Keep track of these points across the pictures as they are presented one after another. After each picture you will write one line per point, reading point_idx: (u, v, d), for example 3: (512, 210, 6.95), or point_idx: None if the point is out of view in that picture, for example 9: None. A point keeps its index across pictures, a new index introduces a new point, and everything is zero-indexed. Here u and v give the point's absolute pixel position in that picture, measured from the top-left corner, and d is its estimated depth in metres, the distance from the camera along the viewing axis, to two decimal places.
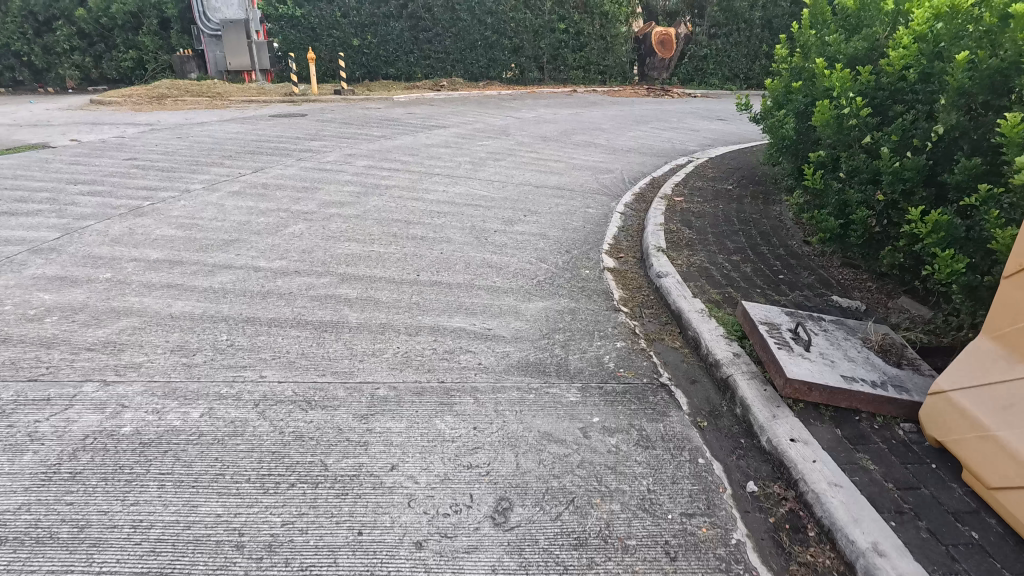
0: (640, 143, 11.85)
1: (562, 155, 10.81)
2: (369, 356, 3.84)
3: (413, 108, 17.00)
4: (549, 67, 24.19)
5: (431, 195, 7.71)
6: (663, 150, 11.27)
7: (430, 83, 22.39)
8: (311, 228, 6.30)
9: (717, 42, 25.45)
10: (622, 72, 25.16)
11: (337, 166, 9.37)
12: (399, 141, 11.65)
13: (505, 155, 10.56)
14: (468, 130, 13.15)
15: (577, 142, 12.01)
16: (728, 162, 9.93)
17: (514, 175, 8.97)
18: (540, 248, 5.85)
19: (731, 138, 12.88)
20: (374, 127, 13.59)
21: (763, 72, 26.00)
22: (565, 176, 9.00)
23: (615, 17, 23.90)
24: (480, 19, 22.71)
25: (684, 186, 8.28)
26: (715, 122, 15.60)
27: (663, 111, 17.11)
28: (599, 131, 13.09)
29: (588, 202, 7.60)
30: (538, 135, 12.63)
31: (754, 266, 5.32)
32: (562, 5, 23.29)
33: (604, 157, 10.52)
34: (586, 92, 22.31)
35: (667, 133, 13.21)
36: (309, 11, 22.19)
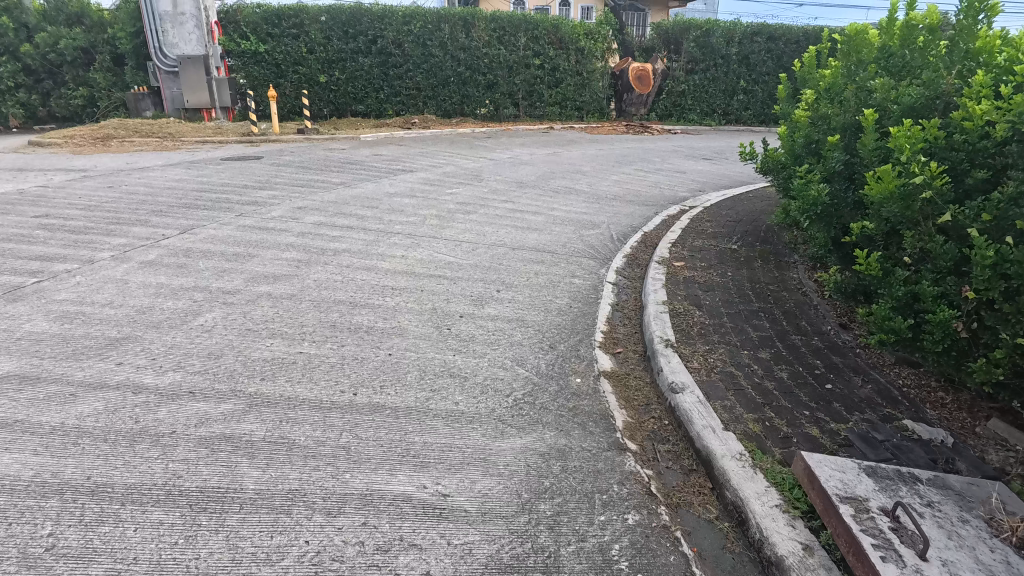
0: (625, 189, 10.84)
1: (540, 204, 9.71)
2: (256, 567, 2.52)
3: (379, 149, 15.92)
4: (524, 103, 23.43)
5: (386, 263, 6.48)
6: (651, 197, 10.25)
7: (401, 120, 21.44)
8: (229, 316, 5.01)
9: (694, 78, 24.92)
10: (599, 108, 24.55)
11: (282, 223, 8.12)
12: (359, 190, 10.44)
13: (477, 205, 9.42)
14: (437, 175, 12.05)
15: (556, 187, 10.97)
16: (727, 212, 8.90)
17: (485, 233, 7.79)
18: (518, 343, 4.63)
19: (722, 182, 11.95)
20: (334, 171, 12.40)
21: (741, 107, 25.54)
22: (544, 233, 7.86)
23: (591, 53, 23.58)
24: (453, 55, 21.94)
25: (684, 245, 7.21)
26: (700, 162, 14.75)
27: (645, 151, 16.26)
28: (579, 175, 12.07)
29: (572, 269, 6.44)
30: (514, 181, 11.56)
31: (790, 369, 4.18)
32: (537, 41, 22.75)
33: (587, 207, 9.45)
34: (563, 129, 21.53)
35: (653, 177, 12.25)
36: (274, 47, 20.93)
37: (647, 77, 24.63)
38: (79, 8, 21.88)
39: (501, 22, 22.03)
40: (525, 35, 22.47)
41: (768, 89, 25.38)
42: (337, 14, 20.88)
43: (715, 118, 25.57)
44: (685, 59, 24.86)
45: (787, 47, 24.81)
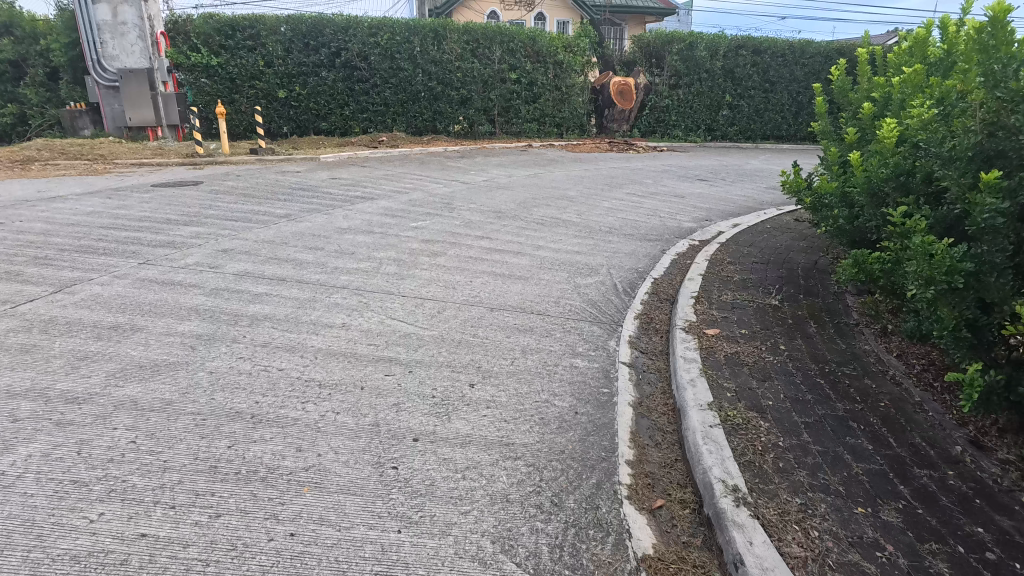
0: (621, 220, 9.27)
1: (524, 240, 8.09)
2: None
3: (339, 172, 14.21)
4: (500, 119, 21.97)
5: (318, 338, 4.74)
6: (653, 230, 8.70)
7: (368, 138, 19.77)
8: (51, 455, 3.22)
9: (679, 93, 23.68)
10: (579, 124, 23.20)
11: (196, 273, 6.34)
12: (306, 224, 8.71)
13: (447, 243, 7.75)
14: (401, 203, 10.36)
15: (539, 218, 9.37)
16: (749, 249, 7.39)
17: (456, 286, 6.11)
18: (504, 498, 2.96)
19: (727, 209, 10.49)
20: (281, 200, 10.63)
21: (727, 123, 24.39)
22: (530, 284, 6.21)
23: (571, 67, 22.20)
24: (423, 70, 20.34)
25: (711, 300, 5.62)
26: (695, 184, 13.32)
27: (633, 171, 14.84)
28: (565, 202, 10.50)
29: (572, 343, 4.79)
30: (491, 210, 9.91)
31: (947, 553, 2.58)
32: (514, 55, 21.31)
33: (580, 245, 7.83)
34: (542, 148, 20.05)
35: (649, 203, 10.73)
36: (227, 59, 19.12)
37: (629, 92, 23.28)
38: (8, 18, 19.82)
39: (474, 34, 20.58)
40: (501, 47, 21.04)
41: (754, 104, 24.31)
42: (297, 25, 19.17)
43: (700, 134, 24.37)
44: (669, 73, 23.64)
45: (773, 61, 23.81)
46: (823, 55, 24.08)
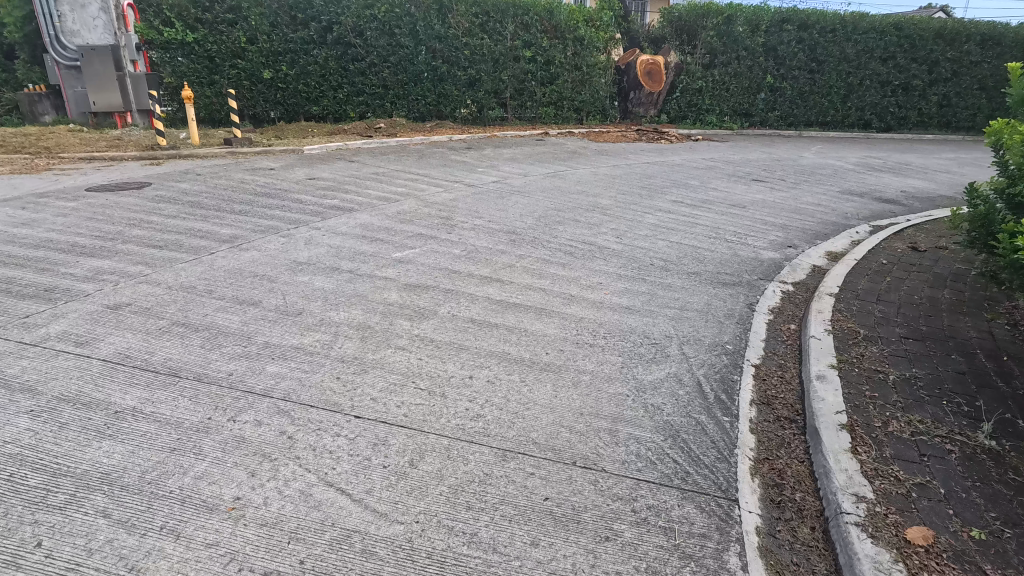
0: (677, 249, 6.91)
1: (548, 282, 5.79)
2: None
3: (321, 169, 11.92)
4: (513, 104, 19.44)
5: (173, 558, 2.48)
6: (723, 265, 6.36)
7: (363, 125, 17.39)
8: None
9: (714, 73, 20.91)
10: (601, 108, 20.54)
11: (48, 359, 4.11)
12: (253, 255, 6.44)
13: (441, 289, 5.49)
14: (388, 218, 8.08)
15: (567, 242, 7.05)
16: (881, 309, 5.06)
17: (446, 387, 3.83)
18: None
19: (807, 228, 8.10)
20: (237, 212, 8.35)
21: (766, 108, 21.64)
22: (565, 384, 3.90)
23: (592, 43, 19.51)
24: (426, 47, 17.78)
25: (875, 435, 3.33)
26: (752, 187, 10.88)
27: (672, 168, 12.42)
28: (598, 218, 8.14)
29: (655, 568, 2.50)
30: (503, 228, 7.60)
31: None
32: (528, 29, 18.68)
33: (628, 294, 5.50)
34: (560, 137, 17.55)
35: (706, 219, 8.34)
36: (205, 35, 16.75)
37: (658, 73, 20.45)
38: None
39: (484, 6, 17.97)
40: (513, 21, 18.39)
41: (798, 86, 21.53)
42: None
43: (736, 120, 21.67)
44: (703, 51, 20.88)
45: (821, 37, 20.99)
46: (877, 30, 21.20)
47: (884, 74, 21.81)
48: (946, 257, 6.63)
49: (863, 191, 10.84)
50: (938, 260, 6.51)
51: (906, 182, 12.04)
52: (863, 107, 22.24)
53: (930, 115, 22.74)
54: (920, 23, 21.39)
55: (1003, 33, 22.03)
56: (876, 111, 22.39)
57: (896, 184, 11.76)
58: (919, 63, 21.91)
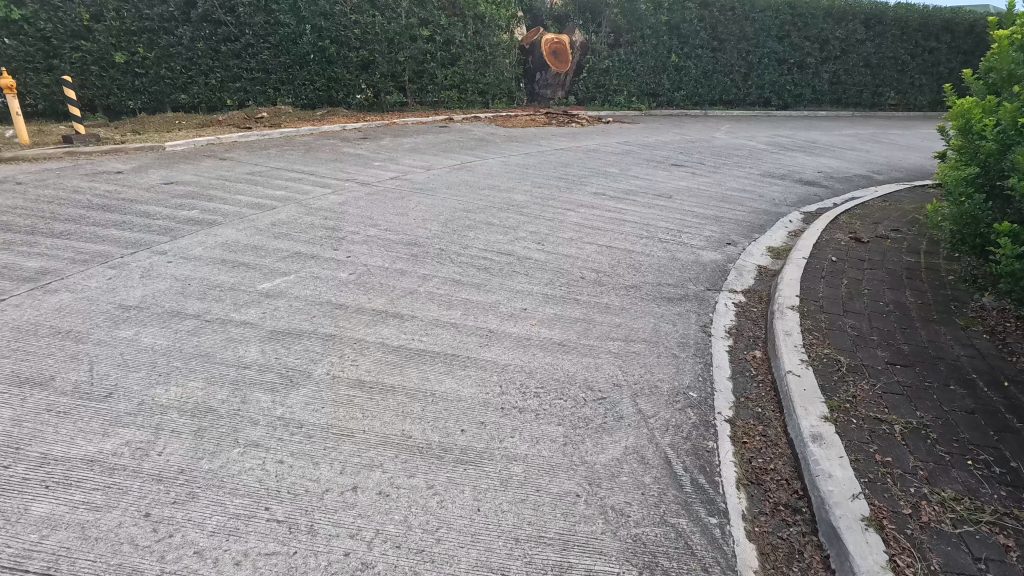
0: (607, 255, 5.93)
1: (460, 312, 4.62)
2: None
3: (183, 170, 10.02)
4: (412, 87, 17.54)
5: None
6: (664, 275, 5.43)
7: (241, 115, 15.20)
8: None
9: (620, 52, 20.30)
10: (508, 91, 19.19)
11: None
12: (65, 298, 4.82)
13: (319, 336, 4.18)
14: (259, 232, 6.57)
15: (481, 253, 5.90)
16: (853, 324, 4.31)
17: (315, 515, 2.58)
18: None
19: (740, 219, 7.43)
20: (59, 233, 6.56)
21: (672, 88, 21.37)
22: (490, 485, 2.79)
23: (494, 22, 17.95)
24: (311, 25, 15.62)
25: (910, 532, 2.49)
26: (673, 172, 10.22)
27: (588, 155, 11.58)
28: (514, 219, 7.05)
29: None
30: (403, 238, 6.34)
31: None
32: (423, 6, 16.82)
33: (560, 324, 4.43)
34: (465, 123, 16.27)
35: (633, 214, 7.46)
36: (35, 11, 14.09)
37: (564, 52, 19.53)
38: None
39: None
40: None
41: (702, 65, 21.40)
42: None
43: (644, 101, 21.19)
44: (607, 30, 20.24)
45: (721, 16, 20.92)
46: (773, 9, 21.43)
47: (780, 52, 22.20)
48: (892, 249, 6.12)
49: (782, 173, 10.47)
50: (885, 253, 5.98)
51: (819, 161, 11.86)
52: (762, 86, 22.54)
53: (823, 92, 23.45)
54: (811, 2, 21.85)
55: (884, 12, 23.00)
56: (775, 89, 22.78)
57: (811, 164, 11.53)
58: (812, 41, 22.48)
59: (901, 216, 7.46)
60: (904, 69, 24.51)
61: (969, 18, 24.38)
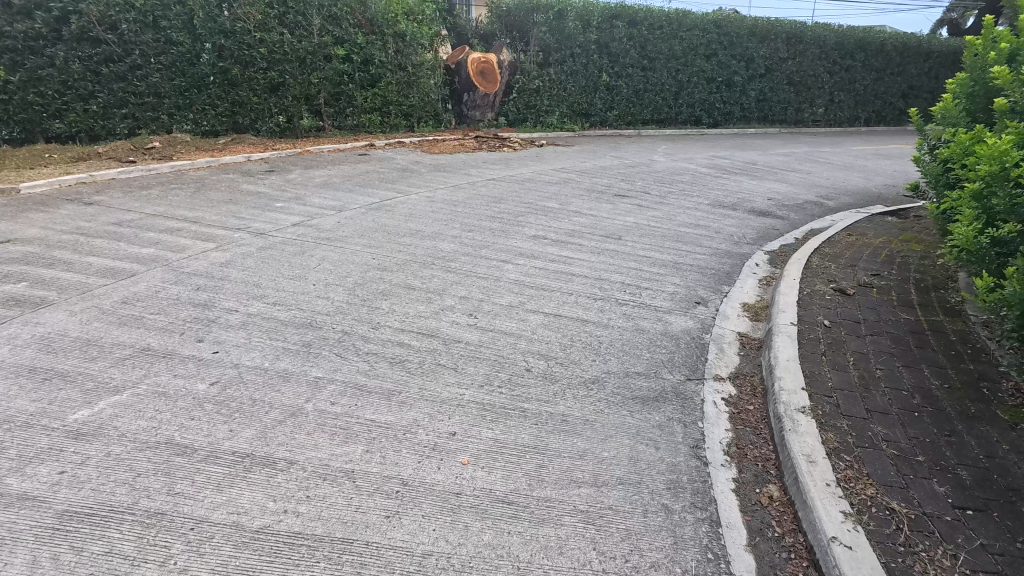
0: (557, 330, 4.75)
1: (361, 448, 3.26)
2: None
3: (32, 221, 8.15)
4: (330, 111, 15.81)
5: None
6: (632, 359, 4.26)
7: (128, 146, 13.01)
8: None
9: (549, 72, 19.48)
10: (435, 112, 17.79)
11: None
12: None
13: (137, 519, 2.73)
14: (104, 315, 4.97)
15: (396, 337, 4.57)
16: (886, 434, 3.31)
17: None
18: None
19: (701, 265, 6.46)
20: None
21: (605, 107, 20.73)
22: None
23: (417, 40, 16.45)
24: (210, 43, 13.60)
25: None
26: (618, 205, 9.25)
27: (523, 186, 10.47)
28: (440, 279, 5.77)
29: None
30: (296, 317, 4.93)
31: None
32: (338, 23, 15.06)
33: (504, 463, 3.15)
34: (389, 149, 14.87)
35: (581, 264, 6.35)
36: None
37: (492, 72, 18.32)
38: None
39: None
40: (318, 11, 14.69)
41: (633, 84, 20.92)
42: None
43: (577, 121, 20.46)
44: (536, 49, 19.33)
45: (650, 34, 20.53)
46: (700, 28, 21.31)
47: (709, 71, 22.07)
48: (883, 303, 5.27)
49: (731, 202, 9.73)
50: (879, 309, 5.11)
51: (765, 186, 11.25)
52: (693, 104, 22.34)
53: (750, 109, 23.56)
54: (736, 21, 21.90)
55: (804, 31, 23.42)
56: (705, 107, 22.65)
57: (758, 190, 10.87)
58: (738, 59, 22.54)
59: (874, 256, 6.70)
60: (825, 85, 25.04)
61: (881, 37, 25.26)
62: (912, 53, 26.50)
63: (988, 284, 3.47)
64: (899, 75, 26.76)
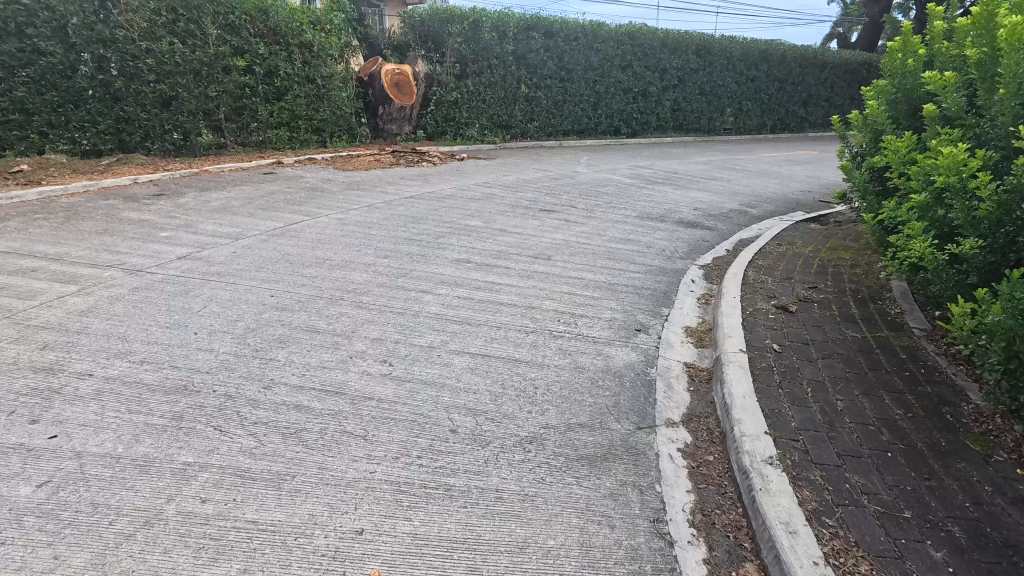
0: (486, 375, 4.12)
1: (236, 568, 2.50)
2: None
3: None
4: (230, 126, 14.25)
5: None
6: (573, 409, 3.69)
7: None
8: None
9: (467, 83, 18.95)
10: (348, 126, 16.80)
11: None
12: None
13: None
14: None
15: (292, 398, 3.78)
16: (865, 485, 2.90)
17: None
18: None
19: (636, 285, 6.05)
20: None
21: (525, 119, 20.46)
22: None
23: (324, 51, 15.41)
24: (88, 54, 11.97)
25: None
26: (545, 221, 8.78)
27: (443, 204, 9.81)
28: (349, 319, 5.02)
29: None
30: (168, 378, 4.04)
31: None
32: (235, 32, 13.75)
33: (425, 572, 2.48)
34: (298, 166, 13.79)
35: (508, 290, 5.77)
36: None
37: (408, 84, 17.53)
38: None
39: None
40: (213, 19, 13.32)
41: (552, 96, 20.78)
42: None
43: (497, 134, 20.03)
44: (452, 60, 18.75)
45: (567, 45, 20.49)
46: (615, 39, 21.56)
47: (625, 82, 22.35)
48: (826, 319, 5.01)
49: (658, 213, 9.50)
50: (824, 326, 4.84)
51: (689, 195, 11.17)
52: (612, 114, 22.49)
53: (666, 119, 24.06)
54: (648, 33, 22.32)
55: (711, 43, 24.22)
56: (623, 117, 22.88)
57: (682, 199, 10.75)
58: (652, 70, 22.96)
59: (806, 267, 6.54)
60: (734, 95, 26.02)
61: (781, 49, 26.56)
62: (809, 64, 28.09)
63: (963, 310, 3.32)
64: (798, 84, 28.27)
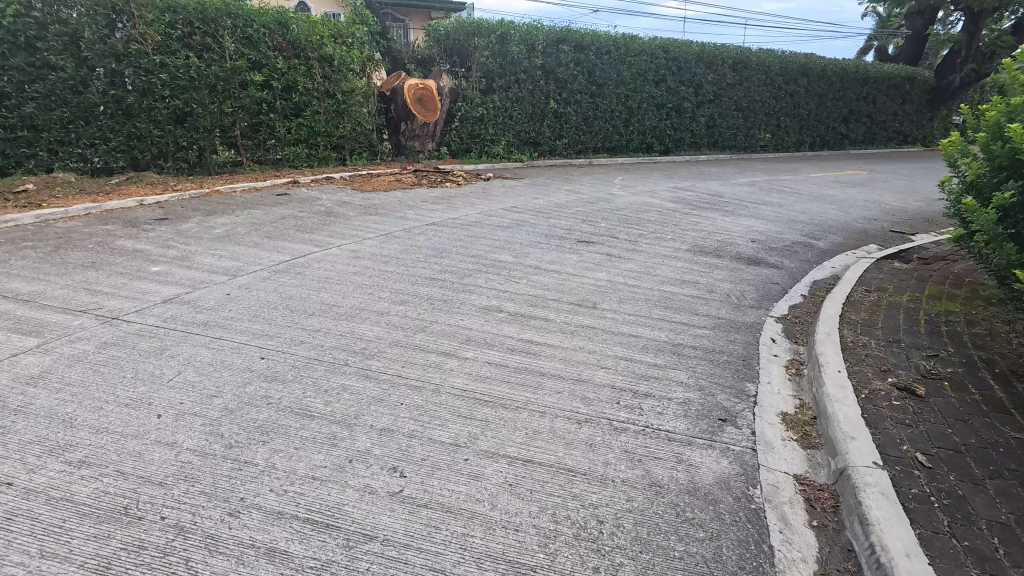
0: (532, 498, 3.01)
1: None
2: None
3: None
4: (246, 145, 13.41)
5: None
6: (658, 569, 2.57)
7: None
8: None
9: (494, 99, 18.01)
10: (369, 143, 15.88)
11: None
12: None
13: None
14: None
15: (265, 536, 2.73)
16: None
17: None
18: None
19: (706, 347, 4.91)
20: None
21: (553, 136, 19.47)
22: None
23: (345, 65, 14.49)
24: (98, 68, 11.27)
25: None
26: (583, 256, 7.69)
27: (467, 233, 8.78)
28: (351, 397, 3.97)
29: None
30: (108, 494, 3.02)
31: None
32: (253, 45, 12.89)
33: None
34: (312, 187, 12.93)
35: (550, 355, 4.67)
36: None
37: (432, 99, 16.62)
38: None
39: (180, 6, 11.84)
40: (231, 33, 12.51)
41: (582, 112, 19.79)
42: None
43: (524, 150, 19.05)
44: (478, 74, 17.87)
45: (598, 59, 19.53)
46: (648, 53, 20.54)
47: (658, 97, 21.25)
48: (969, 409, 3.85)
49: (711, 246, 8.35)
50: (972, 423, 3.68)
51: (740, 223, 10.01)
52: (644, 131, 21.38)
53: (700, 135, 22.89)
54: (683, 46, 21.26)
55: (748, 57, 23.09)
56: (656, 134, 21.76)
57: (734, 229, 9.59)
58: (686, 85, 21.86)
59: (912, 323, 5.35)
60: (771, 111, 24.75)
61: (822, 63, 25.26)
62: (850, 79, 26.74)
63: None
64: (839, 99, 26.89)
